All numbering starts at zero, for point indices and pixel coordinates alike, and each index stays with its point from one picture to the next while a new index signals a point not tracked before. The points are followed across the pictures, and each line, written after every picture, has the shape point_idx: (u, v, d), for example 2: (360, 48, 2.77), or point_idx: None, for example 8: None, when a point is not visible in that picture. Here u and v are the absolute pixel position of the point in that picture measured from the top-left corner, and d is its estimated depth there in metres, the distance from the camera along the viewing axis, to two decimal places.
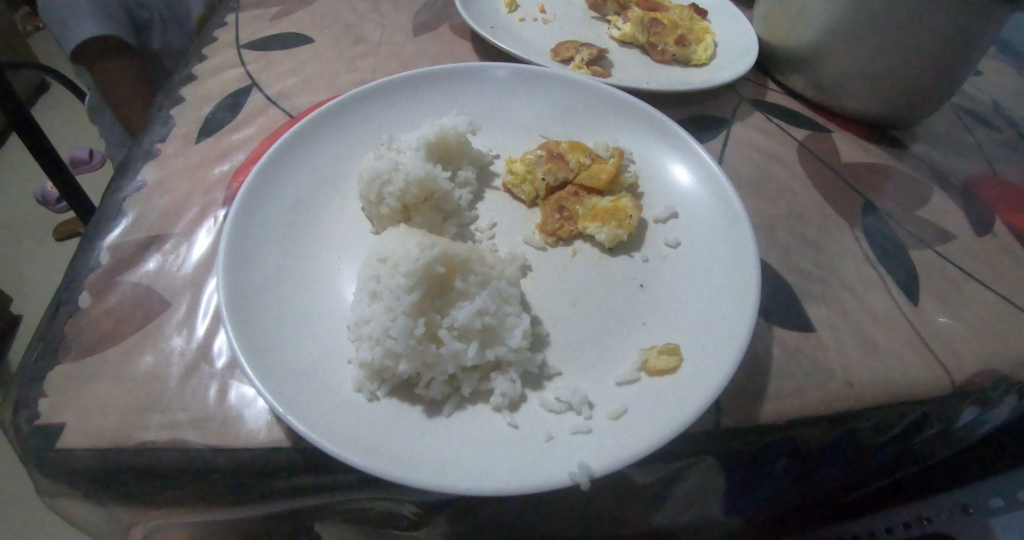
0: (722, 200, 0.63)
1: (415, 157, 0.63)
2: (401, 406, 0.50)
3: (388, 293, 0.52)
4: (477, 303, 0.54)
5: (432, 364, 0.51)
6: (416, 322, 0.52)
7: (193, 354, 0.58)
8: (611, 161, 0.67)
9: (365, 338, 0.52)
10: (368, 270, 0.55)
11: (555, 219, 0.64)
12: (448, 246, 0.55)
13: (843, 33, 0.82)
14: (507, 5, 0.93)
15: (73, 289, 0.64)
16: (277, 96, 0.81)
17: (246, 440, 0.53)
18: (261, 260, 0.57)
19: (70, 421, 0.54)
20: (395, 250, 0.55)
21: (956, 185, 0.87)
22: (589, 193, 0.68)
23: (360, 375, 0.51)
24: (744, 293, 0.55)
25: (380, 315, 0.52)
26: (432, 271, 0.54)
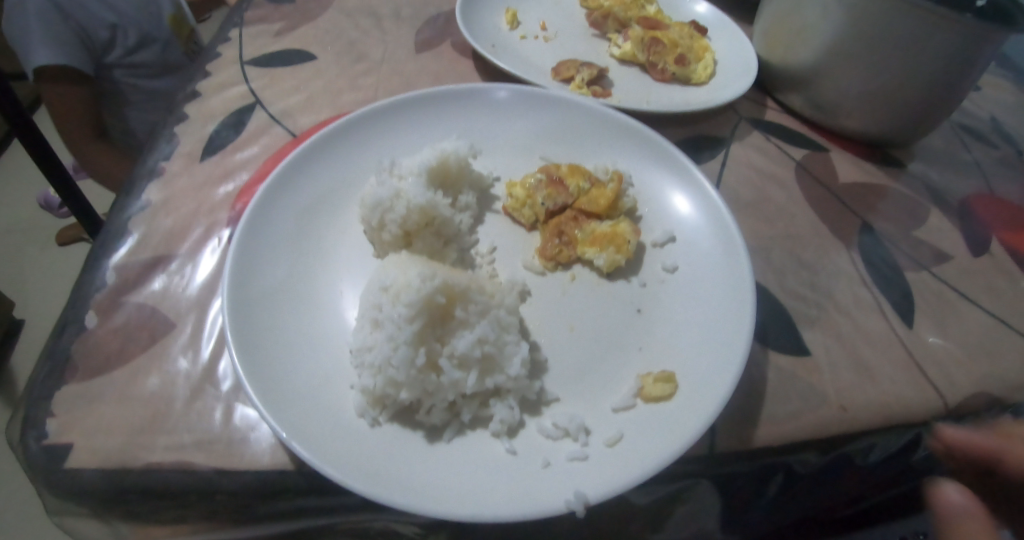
0: (719, 226, 0.64)
1: (416, 184, 0.64)
2: (402, 431, 0.51)
3: (390, 323, 0.54)
4: (476, 332, 0.55)
5: (433, 392, 0.52)
6: (417, 351, 0.54)
7: (199, 376, 0.59)
8: (611, 186, 0.68)
9: (367, 366, 0.53)
10: (370, 297, 0.56)
11: (554, 244, 0.65)
12: (448, 277, 0.56)
13: (842, 53, 0.83)
14: (509, 23, 0.94)
15: (79, 308, 0.65)
16: (281, 115, 0.82)
17: (251, 463, 0.54)
18: (266, 280, 0.58)
19: (77, 442, 0.55)
20: (396, 279, 0.56)
21: (953, 204, 0.88)
22: (589, 217, 0.68)
23: (362, 401, 0.52)
24: (740, 322, 0.56)
25: (382, 344, 0.53)
26: (432, 302, 0.55)
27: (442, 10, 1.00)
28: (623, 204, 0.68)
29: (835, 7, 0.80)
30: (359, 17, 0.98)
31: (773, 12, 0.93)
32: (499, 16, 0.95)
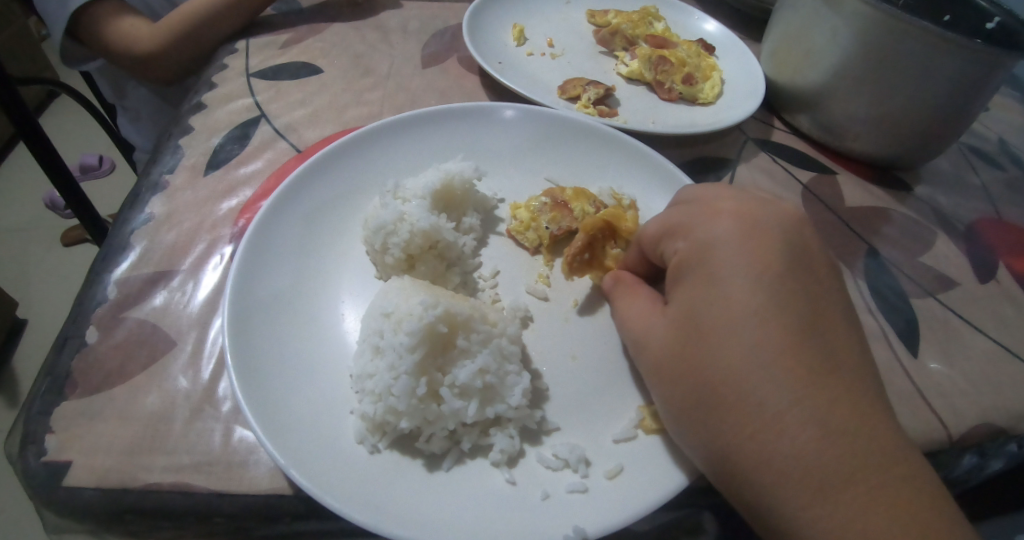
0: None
1: (420, 207, 0.64)
2: (401, 459, 0.51)
3: (392, 351, 0.54)
4: (478, 362, 0.55)
5: (434, 421, 0.52)
6: (418, 381, 0.53)
7: (199, 396, 0.59)
8: (632, 213, 0.68)
9: (368, 393, 0.53)
10: (371, 323, 0.56)
11: (580, 261, 0.64)
12: (451, 305, 0.56)
13: (849, 77, 0.82)
14: (516, 39, 0.94)
15: (80, 323, 0.64)
16: (286, 129, 0.82)
17: (249, 487, 0.54)
18: (270, 288, 0.59)
19: (75, 460, 0.54)
20: (399, 306, 0.56)
21: (960, 228, 0.87)
22: (614, 240, 0.67)
23: (362, 427, 0.51)
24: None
25: (383, 372, 0.53)
26: (435, 331, 0.55)
27: (449, 24, 1.00)
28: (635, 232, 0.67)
29: (844, 30, 0.80)
30: (366, 30, 0.98)
31: (781, 32, 0.93)
32: (506, 31, 0.95)
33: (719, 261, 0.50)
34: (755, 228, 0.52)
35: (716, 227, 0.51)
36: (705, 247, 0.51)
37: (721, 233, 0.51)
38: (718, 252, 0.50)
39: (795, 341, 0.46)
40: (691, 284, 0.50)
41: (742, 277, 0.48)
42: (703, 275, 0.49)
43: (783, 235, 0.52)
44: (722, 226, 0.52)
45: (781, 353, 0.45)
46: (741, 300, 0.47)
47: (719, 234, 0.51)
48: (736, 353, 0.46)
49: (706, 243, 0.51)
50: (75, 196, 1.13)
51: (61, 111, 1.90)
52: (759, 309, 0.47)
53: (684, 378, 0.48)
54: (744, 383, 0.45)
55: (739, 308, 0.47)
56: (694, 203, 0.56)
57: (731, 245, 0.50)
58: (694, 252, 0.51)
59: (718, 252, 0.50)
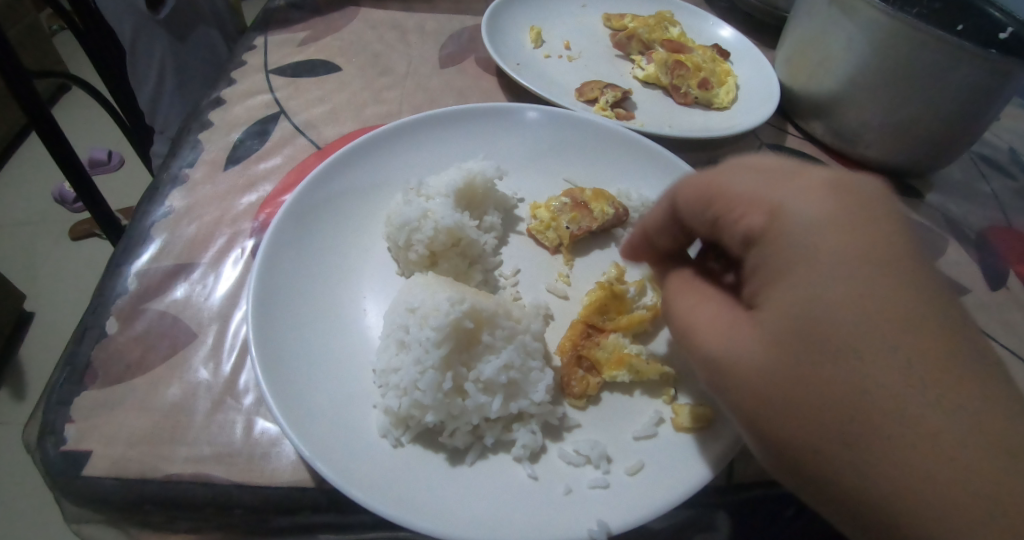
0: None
1: (444, 205, 0.64)
2: (425, 453, 0.51)
3: (418, 345, 0.55)
4: (502, 358, 0.56)
5: (457, 415, 0.53)
6: (443, 375, 0.55)
7: (220, 389, 0.60)
8: (629, 293, 0.64)
9: (392, 387, 0.53)
10: (395, 318, 0.57)
11: (578, 375, 0.57)
12: (476, 301, 0.57)
13: (865, 85, 0.83)
14: (533, 41, 0.94)
15: (100, 314, 0.65)
16: (305, 126, 0.82)
17: (270, 479, 0.54)
18: (294, 292, 0.59)
19: (96, 450, 0.55)
20: (424, 301, 0.57)
21: (970, 236, 0.88)
22: (601, 332, 0.61)
23: (386, 421, 0.52)
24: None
25: (409, 366, 0.54)
26: (460, 326, 0.56)
27: (467, 25, 1.01)
28: (627, 299, 0.64)
29: (860, 37, 0.81)
30: (384, 30, 0.98)
31: (796, 39, 0.93)
32: (523, 33, 0.96)
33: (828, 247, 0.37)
34: (853, 195, 0.39)
35: (810, 201, 0.38)
36: (801, 233, 0.37)
37: (818, 208, 0.38)
38: (823, 231, 0.37)
39: (938, 344, 0.34)
40: (794, 272, 0.37)
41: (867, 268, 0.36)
42: (812, 260, 0.36)
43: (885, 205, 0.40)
44: (816, 198, 0.38)
45: (931, 367, 0.33)
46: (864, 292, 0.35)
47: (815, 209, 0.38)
48: (884, 375, 0.33)
49: (806, 223, 0.37)
50: (86, 190, 1.13)
51: (71, 106, 1.90)
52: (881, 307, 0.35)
53: (804, 396, 0.35)
54: (884, 404, 0.33)
55: (865, 301, 0.35)
56: (753, 170, 0.42)
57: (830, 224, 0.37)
58: (783, 229, 0.38)
59: (824, 231, 0.37)
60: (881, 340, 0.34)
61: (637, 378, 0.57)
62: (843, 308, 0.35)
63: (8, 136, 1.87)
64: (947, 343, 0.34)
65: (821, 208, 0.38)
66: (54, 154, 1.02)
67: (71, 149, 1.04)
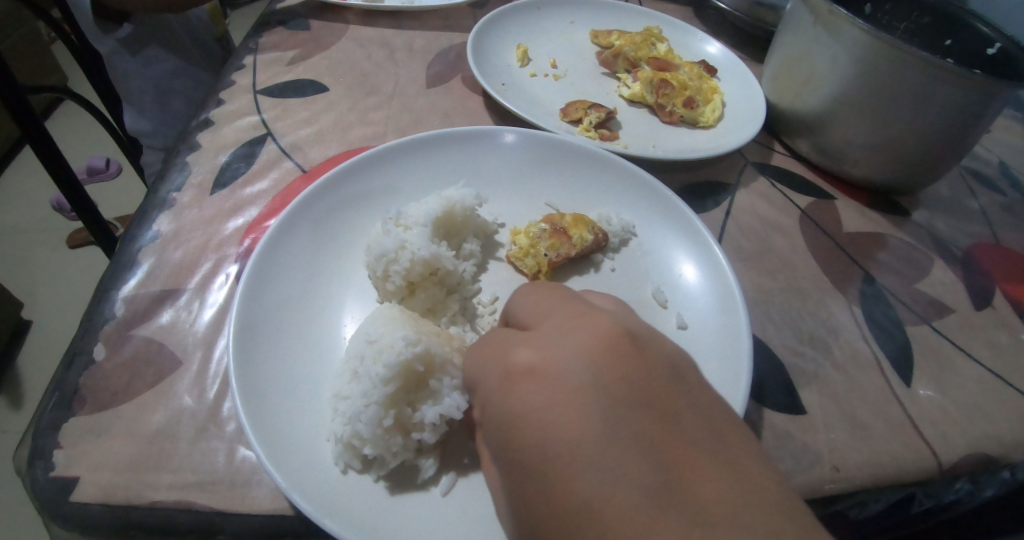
0: (725, 297, 0.63)
1: (421, 235, 0.64)
2: (366, 485, 0.51)
3: (368, 379, 0.55)
4: (444, 405, 0.53)
5: (397, 452, 0.52)
6: (386, 412, 0.54)
7: (204, 415, 0.60)
8: None
9: (340, 414, 0.54)
10: (354, 349, 0.58)
11: None
12: (430, 345, 0.56)
13: (850, 104, 0.83)
14: (519, 59, 0.95)
15: (88, 340, 0.66)
16: (291, 148, 0.83)
17: (252, 506, 0.55)
18: (290, 293, 0.63)
19: (83, 476, 0.56)
20: (382, 335, 0.57)
21: (957, 254, 0.88)
22: None
23: (337, 450, 0.52)
24: (736, 380, 0.56)
25: (357, 398, 0.54)
26: (410, 369, 0.56)
27: (454, 43, 1.01)
28: None
29: (845, 57, 0.81)
30: (372, 48, 0.99)
31: (783, 56, 0.93)
32: (510, 51, 0.96)
33: (535, 440, 0.39)
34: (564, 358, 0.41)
35: (520, 390, 0.41)
36: (510, 424, 0.41)
37: (525, 404, 0.40)
38: (526, 413, 0.40)
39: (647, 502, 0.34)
40: (514, 464, 0.40)
41: (569, 448, 0.37)
42: (526, 454, 0.39)
43: (604, 342, 0.42)
44: (525, 386, 0.41)
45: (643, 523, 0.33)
46: (568, 471, 0.37)
47: (524, 405, 0.40)
48: None
49: (525, 419, 0.40)
50: (93, 218, 1.14)
51: (68, 117, 1.93)
52: (586, 484, 0.36)
53: None
54: None
55: (571, 478, 0.36)
56: (505, 340, 0.46)
57: (550, 415, 0.39)
58: (500, 418, 0.42)
59: (526, 419, 0.40)
60: (586, 522, 0.35)
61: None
62: (551, 496, 0.37)
63: (7, 146, 1.89)
64: (659, 504, 0.34)
65: (533, 392, 0.41)
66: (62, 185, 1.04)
67: (74, 178, 1.06)
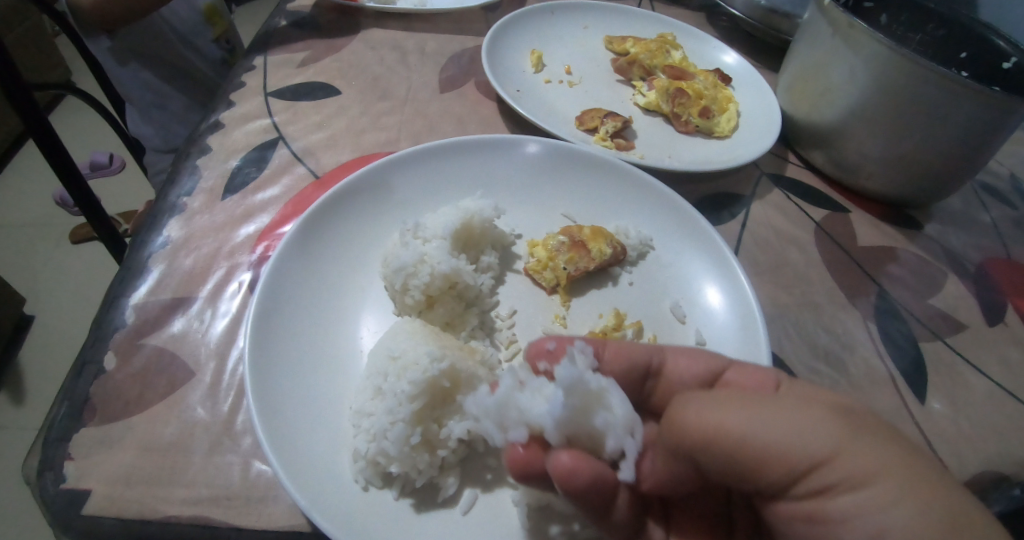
0: (744, 312, 0.62)
1: (440, 248, 0.64)
2: (390, 502, 0.50)
3: (393, 396, 0.54)
4: (472, 419, 0.53)
5: (424, 469, 0.51)
6: (413, 429, 0.53)
7: (218, 428, 0.60)
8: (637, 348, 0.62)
9: (364, 431, 0.53)
10: (377, 365, 0.57)
11: None
12: (455, 361, 0.56)
13: (866, 117, 0.83)
14: (533, 65, 0.94)
15: (98, 348, 0.65)
16: (303, 153, 0.82)
17: (268, 522, 0.54)
18: (318, 289, 0.63)
19: (95, 489, 0.55)
20: (406, 351, 0.56)
21: (969, 268, 0.88)
22: None
23: (359, 466, 0.51)
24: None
25: (381, 415, 0.53)
26: (437, 384, 0.55)
27: (467, 46, 1.00)
28: None
29: (863, 71, 0.80)
30: (384, 51, 0.98)
31: (799, 66, 0.93)
32: (523, 57, 0.95)
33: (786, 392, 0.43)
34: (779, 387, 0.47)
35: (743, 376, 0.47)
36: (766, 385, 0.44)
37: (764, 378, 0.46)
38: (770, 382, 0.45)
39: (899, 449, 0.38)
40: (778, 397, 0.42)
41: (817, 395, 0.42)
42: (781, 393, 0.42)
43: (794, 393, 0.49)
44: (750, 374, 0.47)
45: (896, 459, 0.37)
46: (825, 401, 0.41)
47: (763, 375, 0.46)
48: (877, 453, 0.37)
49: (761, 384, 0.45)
50: (110, 234, 1.13)
51: (71, 113, 1.90)
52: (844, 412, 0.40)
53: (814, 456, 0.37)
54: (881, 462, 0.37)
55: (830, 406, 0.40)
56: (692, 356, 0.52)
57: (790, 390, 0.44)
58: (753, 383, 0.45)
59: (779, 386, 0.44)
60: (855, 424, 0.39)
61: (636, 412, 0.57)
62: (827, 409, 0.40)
63: (8, 141, 1.86)
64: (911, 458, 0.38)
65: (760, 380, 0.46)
66: (81, 204, 1.04)
67: (93, 196, 1.05)
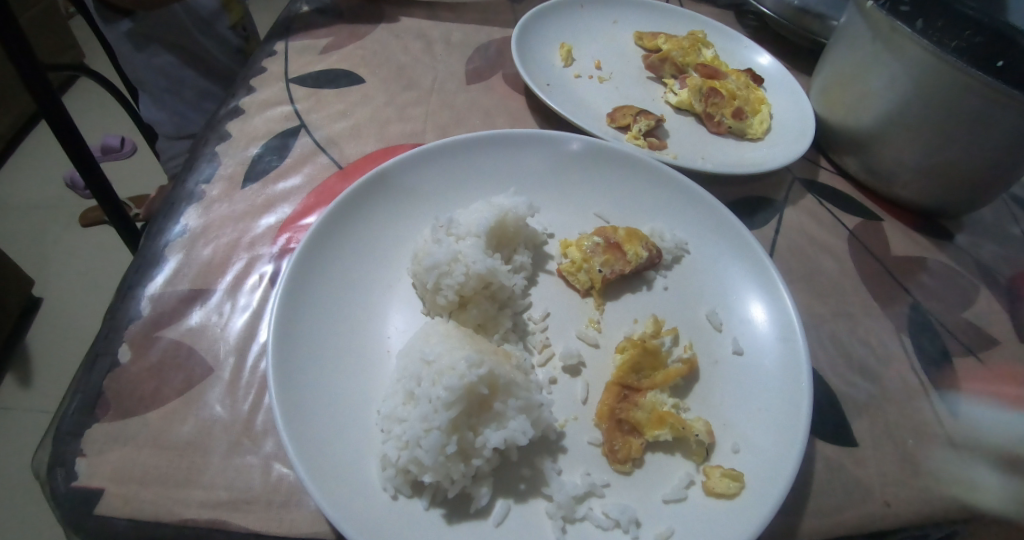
0: (786, 324, 0.60)
1: (475, 247, 0.62)
2: (422, 514, 0.48)
3: (427, 402, 0.52)
4: (510, 428, 0.51)
5: (458, 479, 0.49)
6: (448, 437, 0.51)
7: (238, 428, 0.57)
8: (680, 367, 0.59)
9: (394, 437, 0.51)
10: (409, 368, 0.54)
11: (622, 439, 0.54)
12: (493, 366, 0.54)
13: (904, 125, 0.80)
14: (563, 59, 0.91)
15: (112, 339, 0.62)
16: (326, 142, 0.79)
17: (290, 529, 0.51)
18: (344, 286, 0.61)
19: (109, 488, 0.52)
20: (441, 355, 0.54)
21: (1002, 282, 0.86)
22: (638, 392, 0.58)
23: (389, 474, 0.49)
24: (789, 447, 0.52)
25: (415, 421, 0.51)
26: (473, 391, 0.53)
27: (494, 38, 0.97)
28: (662, 355, 0.60)
29: (905, 79, 0.78)
30: (409, 39, 0.95)
31: (834, 69, 0.90)
32: (553, 50, 0.93)
33: None
34: None
35: None
36: None
37: None
38: None
39: None
40: None
41: None
42: None
43: None
44: None
45: None
46: None
47: None
48: None
49: None
50: (122, 219, 1.11)
51: (83, 96, 1.85)
52: None
53: None
54: None
55: None
56: None
57: None
58: None
59: None
60: None
61: (679, 436, 0.55)
62: None
63: (9, 133, 1.79)
64: None
65: None
66: (95, 189, 1.01)
67: (107, 181, 1.03)
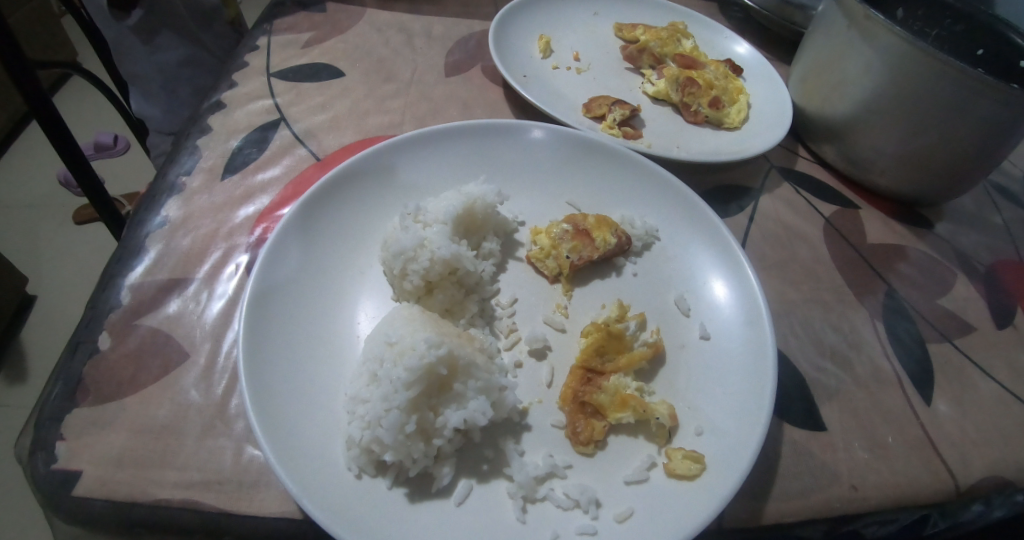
0: (750, 308, 0.61)
1: (442, 233, 0.63)
2: (383, 492, 0.49)
3: (388, 383, 0.53)
4: (469, 409, 0.53)
5: (418, 458, 0.50)
6: (409, 418, 0.52)
7: (212, 412, 0.59)
8: (644, 350, 0.60)
9: (358, 418, 0.52)
10: (373, 350, 0.56)
11: (585, 421, 0.55)
12: (454, 347, 0.55)
13: (880, 112, 0.81)
14: (542, 51, 0.92)
15: (93, 327, 0.64)
16: (305, 134, 0.81)
17: (258, 509, 0.53)
18: (314, 273, 0.62)
19: (85, 470, 0.54)
20: (404, 337, 0.55)
21: (980, 269, 0.86)
22: (601, 375, 0.59)
23: (352, 454, 0.50)
24: (750, 429, 0.52)
25: (376, 402, 0.52)
26: (434, 372, 0.54)
27: (474, 31, 0.98)
28: (626, 339, 0.61)
29: (879, 65, 0.78)
30: (390, 33, 0.96)
31: (812, 58, 0.91)
32: (532, 42, 0.94)
33: None
34: None
35: None
36: None
37: None
38: None
39: None
40: None
41: None
42: None
43: None
44: None
45: None
46: None
47: None
48: None
49: None
50: (113, 216, 1.12)
51: (76, 94, 1.88)
52: None
53: None
54: None
55: None
56: None
57: None
58: None
59: None
60: None
61: (641, 418, 0.55)
62: None
63: (7, 126, 1.84)
64: None
65: None
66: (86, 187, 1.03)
67: (97, 179, 1.05)
